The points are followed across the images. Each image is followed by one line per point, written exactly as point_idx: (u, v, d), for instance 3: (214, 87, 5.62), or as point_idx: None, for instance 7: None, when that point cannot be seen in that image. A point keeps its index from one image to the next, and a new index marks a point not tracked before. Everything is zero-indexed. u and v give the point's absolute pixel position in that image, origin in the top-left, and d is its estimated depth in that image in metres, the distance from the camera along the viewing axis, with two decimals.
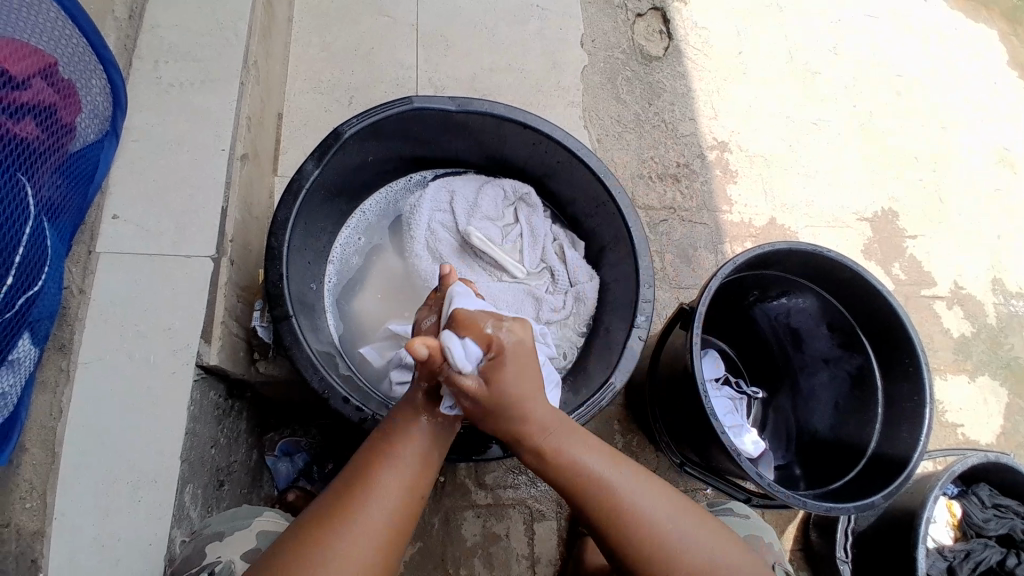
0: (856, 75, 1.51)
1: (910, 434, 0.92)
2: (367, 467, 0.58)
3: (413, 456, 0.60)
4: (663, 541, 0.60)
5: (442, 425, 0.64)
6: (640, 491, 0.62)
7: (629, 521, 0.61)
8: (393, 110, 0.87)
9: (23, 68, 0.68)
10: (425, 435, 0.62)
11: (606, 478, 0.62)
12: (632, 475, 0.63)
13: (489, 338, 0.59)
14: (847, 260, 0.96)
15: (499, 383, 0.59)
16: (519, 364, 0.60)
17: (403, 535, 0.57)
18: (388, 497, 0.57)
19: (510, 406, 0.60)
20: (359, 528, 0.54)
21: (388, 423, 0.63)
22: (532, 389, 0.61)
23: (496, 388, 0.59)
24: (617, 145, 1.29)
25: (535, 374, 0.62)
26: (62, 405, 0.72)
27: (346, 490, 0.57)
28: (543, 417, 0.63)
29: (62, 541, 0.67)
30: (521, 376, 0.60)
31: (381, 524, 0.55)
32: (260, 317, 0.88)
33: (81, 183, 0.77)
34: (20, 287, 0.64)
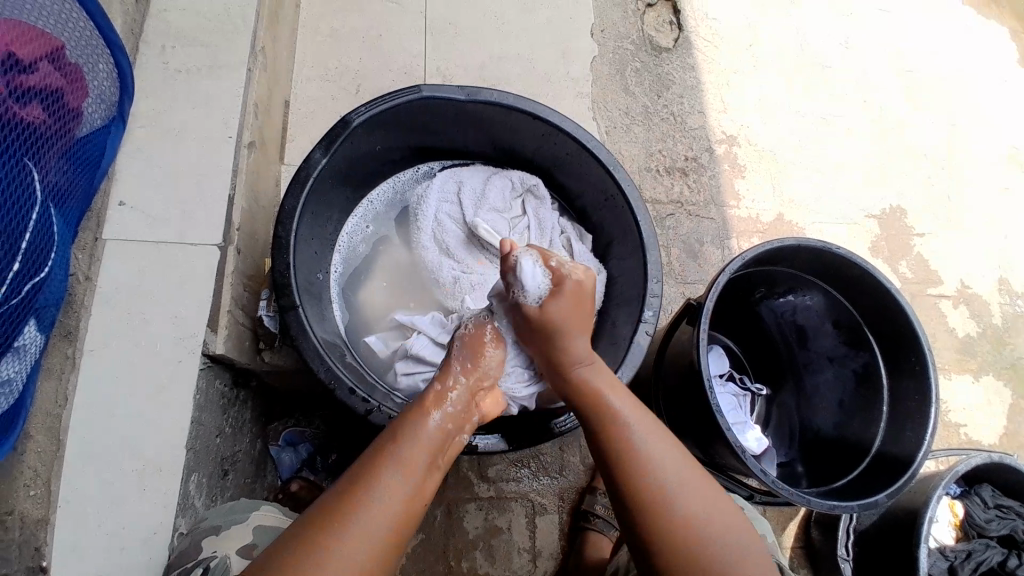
0: (867, 70, 1.49)
1: (914, 433, 0.92)
2: (371, 465, 0.58)
3: (414, 464, 0.59)
4: (674, 495, 0.63)
5: (440, 439, 0.63)
6: (653, 441, 0.66)
7: (642, 467, 0.64)
8: (402, 98, 0.86)
9: (30, 52, 0.67)
10: (426, 445, 0.61)
11: (624, 419, 0.67)
12: (647, 427, 0.67)
13: (554, 273, 0.74)
14: (857, 257, 0.95)
15: (553, 310, 0.72)
16: (574, 300, 0.74)
17: (398, 543, 0.56)
18: (388, 503, 0.56)
19: (558, 332, 0.72)
20: (362, 525, 0.54)
21: (389, 432, 0.62)
22: (576, 331, 0.73)
23: (551, 312, 0.72)
24: (625, 137, 1.28)
25: (581, 316, 0.74)
26: (67, 392, 0.71)
27: (351, 486, 0.56)
28: (582, 351, 0.72)
29: (67, 528, 0.67)
30: (576, 300, 0.73)
31: (383, 521, 0.55)
32: (266, 307, 0.88)
33: (88, 169, 0.76)
34: (25, 273, 0.64)
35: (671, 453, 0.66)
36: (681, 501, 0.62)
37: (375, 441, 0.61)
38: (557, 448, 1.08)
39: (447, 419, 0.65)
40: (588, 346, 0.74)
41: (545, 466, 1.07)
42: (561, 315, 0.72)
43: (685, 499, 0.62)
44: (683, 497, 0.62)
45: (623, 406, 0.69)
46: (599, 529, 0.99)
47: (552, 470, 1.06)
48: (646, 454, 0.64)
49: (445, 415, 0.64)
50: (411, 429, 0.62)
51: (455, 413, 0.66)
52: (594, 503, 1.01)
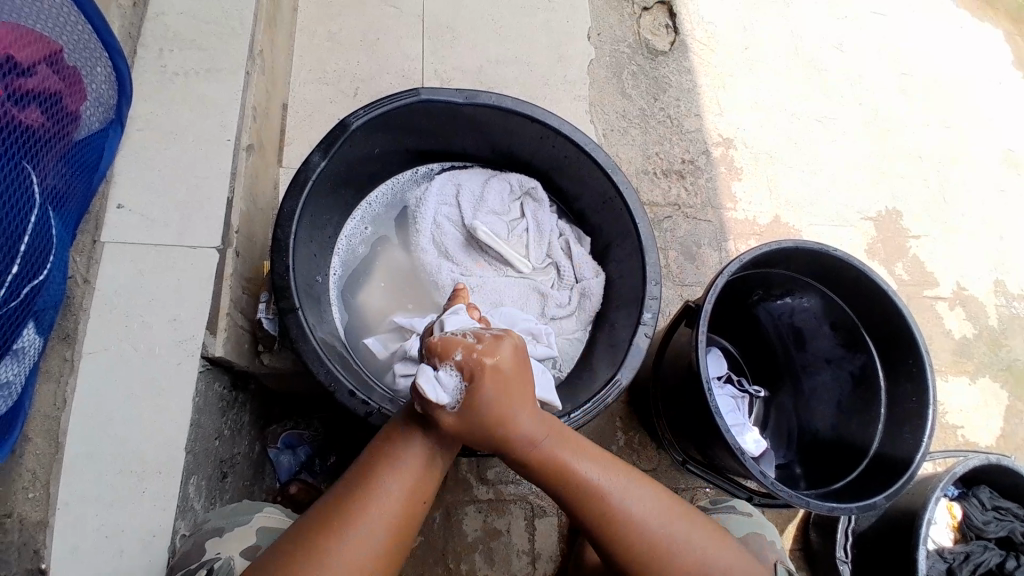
0: (862, 73, 1.50)
1: (912, 434, 0.92)
2: (370, 475, 0.58)
3: (412, 467, 0.59)
4: (661, 546, 0.62)
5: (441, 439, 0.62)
6: (636, 504, 0.63)
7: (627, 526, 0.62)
8: (401, 101, 0.87)
9: (28, 55, 0.67)
10: (425, 447, 0.61)
11: (603, 487, 0.63)
12: (631, 489, 0.64)
13: (464, 366, 0.58)
14: (854, 259, 0.96)
15: (480, 407, 0.59)
16: (499, 389, 0.59)
17: (400, 543, 0.57)
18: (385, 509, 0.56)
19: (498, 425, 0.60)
20: (360, 534, 0.55)
21: (386, 433, 0.62)
22: (515, 414, 0.61)
23: (476, 410, 0.59)
24: (622, 140, 1.29)
25: (515, 391, 0.61)
26: (66, 395, 0.71)
27: (350, 495, 0.57)
28: (524, 428, 0.62)
29: (66, 532, 0.67)
30: (501, 388, 0.59)
31: (383, 528, 0.56)
32: (267, 309, 0.88)
33: (86, 171, 0.76)
34: (24, 276, 0.64)
35: (658, 512, 0.63)
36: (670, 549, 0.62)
37: (372, 444, 0.62)
38: None
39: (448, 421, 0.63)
40: (533, 421, 0.62)
41: None
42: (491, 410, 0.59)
43: (674, 551, 0.63)
44: (671, 550, 0.62)
45: (597, 474, 0.63)
46: None
47: None
48: (631, 512, 0.62)
49: (445, 419, 0.63)
50: (408, 431, 0.61)
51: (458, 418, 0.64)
52: None
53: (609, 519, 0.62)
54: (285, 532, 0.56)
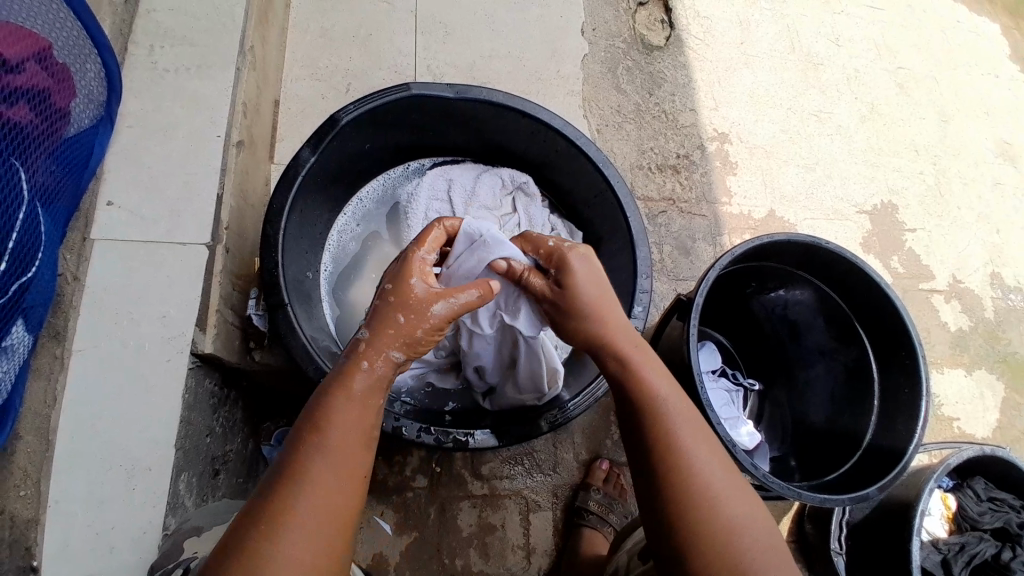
0: (859, 66, 1.50)
1: (905, 425, 0.92)
2: (313, 439, 0.52)
3: (353, 441, 0.53)
4: (713, 494, 0.56)
5: (373, 411, 0.57)
6: (695, 439, 0.59)
7: (679, 462, 0.58)
8: (390, 97, 0.87)
9: (17, 51, 0.67)
10: (361, 420, 0.55)
11: (667, 411, 0.61)
12: (693, 424, 0.61)
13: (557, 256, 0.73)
14: (845, 251, 0.96)
15: (571, 284, 0.70)
16: (587, 277, 0.71)
17: (343, 527, 0.50)
18: (333, 491, 0.50)
19: (585, 306, 0.69)
20: (314, 512, 0.49)
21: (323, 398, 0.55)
22: (598, 305, 0.69)
23: (570, 286, 0.70)
24: (616, 135, 1.29)
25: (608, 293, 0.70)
26: (56, 392, 0.72)
27: (293, 467, 0.50)
28: (620, 330, 0.68)
29: (57, 528, 0.67)
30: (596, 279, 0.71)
31: (334, 508, 0.50)
32: (255, 307, 0.89)
33: (76, 169, 0.76)
34: (14, 272, 0.64)
35: (711, 457, 0.59)
36: (720, 498, 0.56)
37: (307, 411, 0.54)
38: (550, 444, 1.08)
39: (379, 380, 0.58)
40: (630, 330, 0.69)
41: (538, 463, 1.07)
42: (580, 287, 0.70)
43: (725, 498, 0.56)
44: (722, 499, 0.56)
45: (668, 399, 0.62)
46: (593, 524, 1.00)
47: (546, 466, 1.07)
48: (685, 448, 0.59)
49: (375, 381, 0.57)
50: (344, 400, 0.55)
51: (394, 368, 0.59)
52: (587, 499, 1.02)
53: (668, 445, 0.59)
54: (230, 524, 0.49)
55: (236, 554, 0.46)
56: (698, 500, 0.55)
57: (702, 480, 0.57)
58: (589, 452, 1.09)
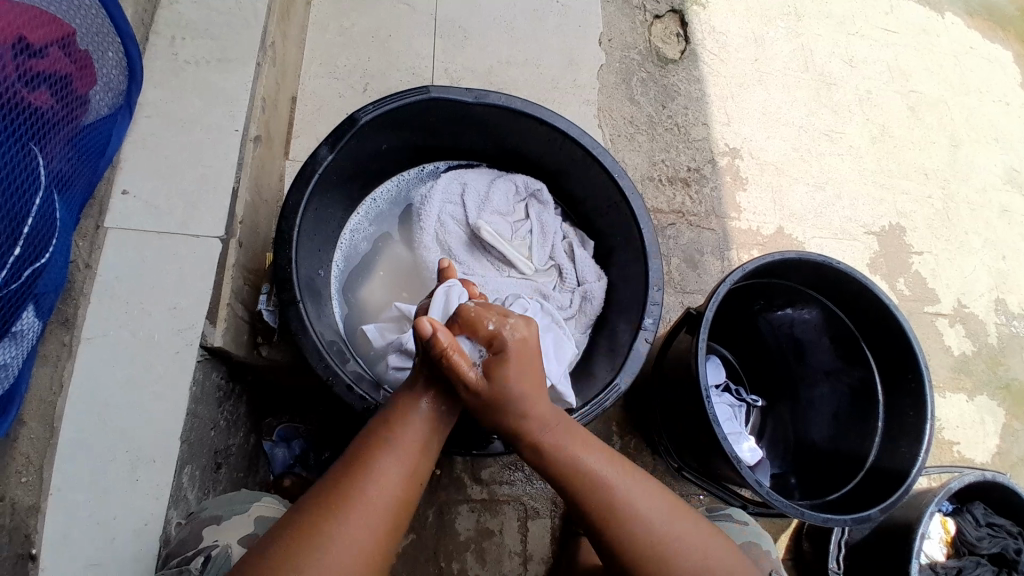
0: (871, 88, 1.50)
1: (908, 450, 0.92)
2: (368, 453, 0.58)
3: (407, 454, 0.59)
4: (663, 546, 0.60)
5: (434, 427, 0.62)
6: (638, 491, 0.61)
7: (625, 521, 0.60)
8: (410, 99, 0.87)
9: (41, 36, 0.67)
10: (419, 434, 0.61)
11: (606, 477, 0.62)
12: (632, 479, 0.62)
13: (493, 336, 0.62)
14: (857, 273, 0.96)
15: (502, 373, 0.61)
16: (522, 363, 0.62)
17: (390, 533, 0.56)
18: (382, 497, 0.55)
19: (512, 403, 0.61)
20: (361, 512, 0.54)
21: (382, 421, 0.62)
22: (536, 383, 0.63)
23: (502, 379, 0.61)
24: (628, 146, 1.29)
25: (532, 371, 0.64)
26: (62, 379, 0.71)
27: (348, 471, 0.56)
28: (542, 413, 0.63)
29: (56, 518, 0.66)
30: (526, 374, 0.62)
31: (372, 527, 0.54)
32: (266, 301, 0.87)
33: (93, 156, 0.76)
34: (27, 257, 0.64)
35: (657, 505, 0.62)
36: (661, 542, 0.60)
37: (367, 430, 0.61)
38: None
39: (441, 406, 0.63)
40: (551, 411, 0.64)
41: (538, 470, 1.06)
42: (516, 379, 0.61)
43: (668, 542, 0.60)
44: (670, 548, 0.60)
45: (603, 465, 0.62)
46: None
47: None
48: (632, 505, 0.61)
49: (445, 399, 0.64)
50: (404, 421, 0.61)
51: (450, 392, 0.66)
52: None
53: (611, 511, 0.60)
54: (278, 524, 0.54)
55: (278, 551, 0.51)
56: (645, 554, 0.59)
57: (649, 531, 0.60)
58: None
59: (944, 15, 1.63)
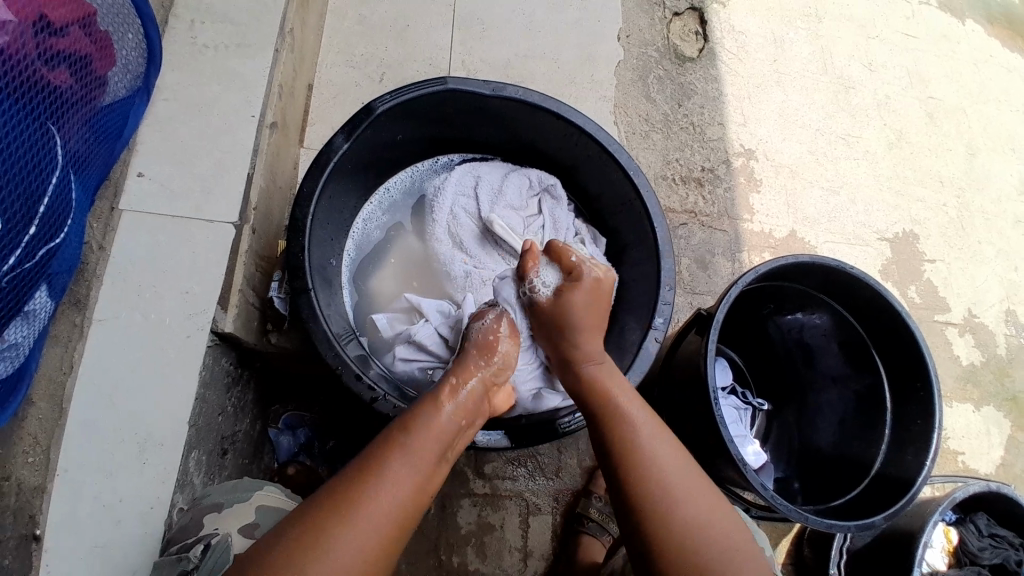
0: (890, 93, 1.49)
1: (915, 458, 0.92)
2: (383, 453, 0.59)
3: (420, 458, 0.60)
4: (678, 502, 0.62)
5: (447, 437, 0.63)
6: (662, 444, 0.66)
7: (645, 473, 0.64)
8: (427, 89, 0.86)
9: (64, 14, 0.66)
10: (432, 442, 0.61)
11: (635, 423, 0.68)
12: (658, 431, 0.68)
13: (573, 268, 0.80)
14: (870, 279, 0.95)
15: (579, 292, 0.79)
16: (591, 297, 0.79)
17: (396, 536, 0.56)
18: (391, 500, 0.56)
19: (569, 323, 0.77)
20: (372, 513, 0.55)
21: (400, 424, 0.63)
22: (593, 323, 0.78)
23: (564, 303, 0.78)
24: (643, 144, 1.28)
25: (598, 309, 0.80)
26: (73, 359, 0.72)
27: (361, 471, 0.57)
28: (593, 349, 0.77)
29: (63, 497, 0.67)
30: (596, 304, 0.79)
31: (380, 525, 0.55)
32: (278, 289, 0.87)
33: (110, 138, 0.76)
34: (42, 237, 0.64)
35: (678, 459, 0.66)
36: (680, 501, 0.63)
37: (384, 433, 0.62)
38: (554, 450, 1.07)
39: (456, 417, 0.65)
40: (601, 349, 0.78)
41: (541, 467, 1.06)
42: (572, 305, 0.78)
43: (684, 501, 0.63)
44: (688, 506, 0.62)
45: (635, 410, 0.70)
46: (591, 531, 0.99)
47: (548, 471, 1.06)
48: (652, 455, 0.65)
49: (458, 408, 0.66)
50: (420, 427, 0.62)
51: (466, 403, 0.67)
52: (588, 506, 1.01)
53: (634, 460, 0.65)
54: (291, 515, 0.55)
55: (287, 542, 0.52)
56: (662, 510, 0.62)
57: (667, 486, 0.63)
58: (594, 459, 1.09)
59: (966, 22, 1.61)
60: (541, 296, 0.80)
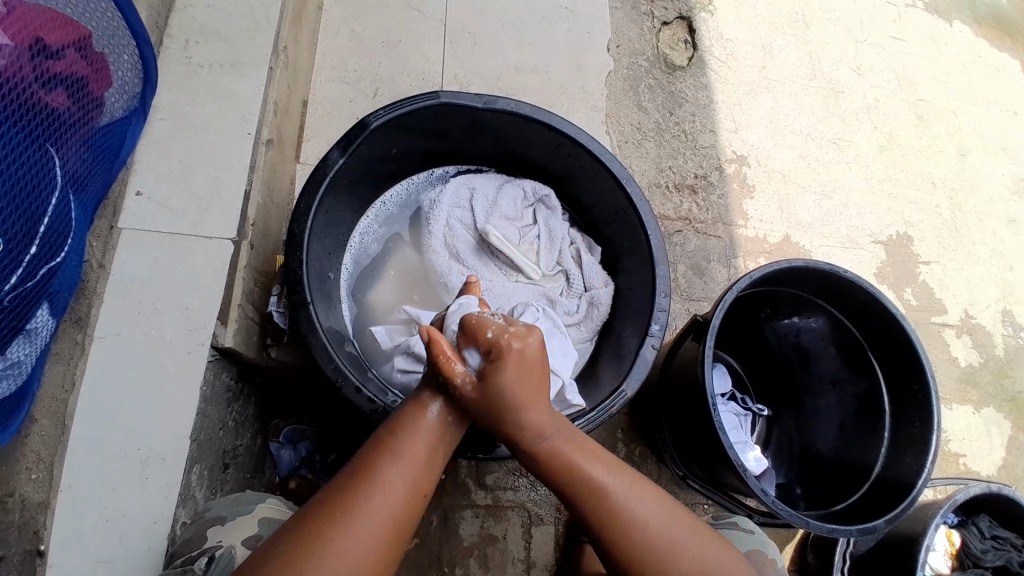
0: (879, 97, 1.50)
1: (914, 460, 0.92)
2: (372, 461, 0.59)
3: (411, 460, 0.60)
4: (668, 553, 0.62)
5: (438, 436, 0.64)
6: (645, 508, 0.63)
7: (633, 541, 0.62)
8: (420, 103, 0.87)
9: (59, 38, 0.68)
10: (422, 445, 0.62)
11: (613, 489, 0.63)
12: (637, 490, 0.64)
13: (492, 343, 0.64)
14: (864, 282, 0.96)
15: (500, 373, 0.63)
16: (521, 374, 0.64)
17: (396, 540, 0.57)
18: (382, 508, 0.57)
19: (506, 411, 0.63)
20: (364, 517, 0.56)
21: (388, 429, 0.63)
22: (535, 398, 0.65)
23: (494, 389, 0.63)
24: (636, 152, 1.29)
25: (534, 377, 0.65)
26: (75, 377, 0.72)
27: (352, 480, 0.58)
28: (543, 420, 0.65)
29: (66, 514, 0.67)
30: (525, 378, 0.64)
31: (374, 533, 0.56)
32: (277, 302, 0.87)
33: (108, 157, 0.77)
34: (43, 256, 0.65)
35: (664, 514, 0.64)
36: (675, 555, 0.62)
37: (373, 439, 0.62)
38: None
39: (447, 410, 0.65)
40: (551, 416, 0.66)
41: None
42: (504, 389, 0.63)
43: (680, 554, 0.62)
44: (674, 558, 0.62)
45: (610, 476, 0.64)
46: (594, 541, 1.01)
47: None
48: (637, 521, 0.62)
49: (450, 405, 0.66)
50: (409, 429, 0.63)
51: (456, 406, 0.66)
52: None
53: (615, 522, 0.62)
54: (282, 531, 0.56)
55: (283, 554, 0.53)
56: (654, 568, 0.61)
57: (656, 551, 0.61)
58: None
59: (952, 24, 1.63)
60: (465, 385, 0.64)
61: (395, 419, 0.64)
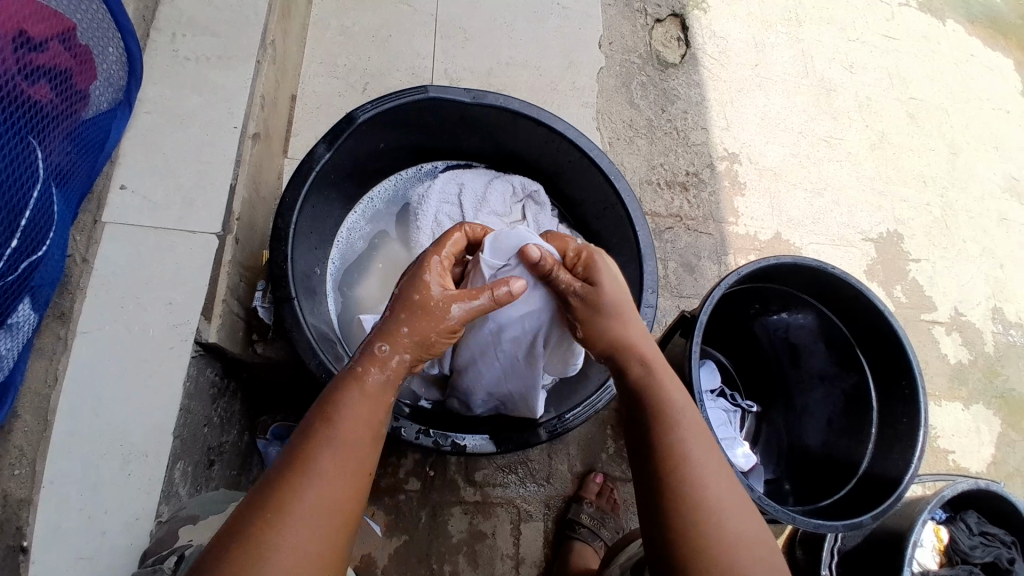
0: (871, 95, 1.50)
1: (901, 455, 0.92)
2: (317, 435, 0.53)
3: (357, 438, 0.54)
4: (715, 504, 0.55)
5: (380, 411, 0.58)
6: (707, 460, 0.58)
7: (689, 489, 0.56)
8: (407, 98, 0.87)
9: (41, 30, 0.67)
10: (366, 418, 0.56)
11: (682, 433, 0.60)
12: (704, 441, 0.60)
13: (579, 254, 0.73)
14: (851, 277, 0.96)
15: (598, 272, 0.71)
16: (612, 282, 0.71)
17: (349, 525, 0.51)
18: (331, 487, 0.51)
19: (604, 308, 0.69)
20: (310, 501, 0.49)
21: (327, 398, 0.57)
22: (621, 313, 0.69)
23: (594, 290, 0.69)
24: (627, 149, 1.29)
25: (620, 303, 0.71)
26: (58, 372, 0.72)
27: (293, 458, 0.52)
28: (637, 337, 0.68)
29: (47, 510, 0.66)
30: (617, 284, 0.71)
31: (326, 514, 0.50)
32: (261, 299, 0.88)
33: (91, 151, 0.76)
34: (23, 249, 0.64)
35: (721, 475, 0.58)
36: (725, 518, 0.55)
37: (315, 409, 0.56)
38: (545, 455, 1.08)
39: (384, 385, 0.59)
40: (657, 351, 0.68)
41: (532, 473, 1.06)
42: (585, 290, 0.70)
43: (727, 516, 0.55)
44: (721, 514, 0.55)
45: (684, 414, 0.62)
46: (584, 537, 0.99)
47: (539, 477, 1.06)
48: (694, 471, 0.57)
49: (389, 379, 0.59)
50: (352, 400, 0.56)
51: (392, 382, 0.60)
52: (579, 512, 1.01)
53: (670, 456, 0.58)
54: (234, 511, 0.50)
55: (235, 538, 0.47)
56: (699, 530, 0.54)
57: (707, 504, 0.55)
58: (584, 464, 1.09)
59: (946, 22, 1.64)
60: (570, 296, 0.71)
61: (332, 387, 0.58)
